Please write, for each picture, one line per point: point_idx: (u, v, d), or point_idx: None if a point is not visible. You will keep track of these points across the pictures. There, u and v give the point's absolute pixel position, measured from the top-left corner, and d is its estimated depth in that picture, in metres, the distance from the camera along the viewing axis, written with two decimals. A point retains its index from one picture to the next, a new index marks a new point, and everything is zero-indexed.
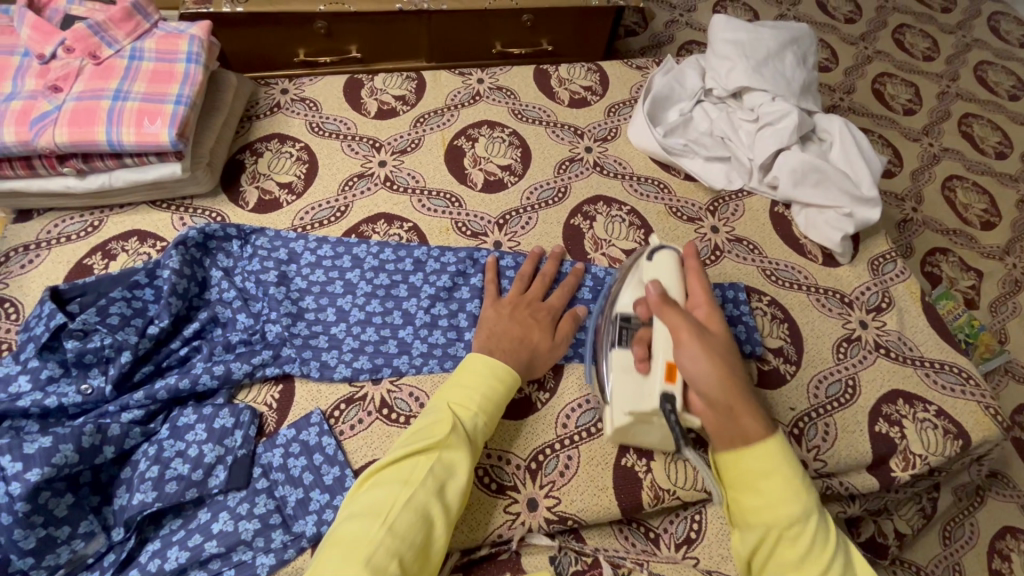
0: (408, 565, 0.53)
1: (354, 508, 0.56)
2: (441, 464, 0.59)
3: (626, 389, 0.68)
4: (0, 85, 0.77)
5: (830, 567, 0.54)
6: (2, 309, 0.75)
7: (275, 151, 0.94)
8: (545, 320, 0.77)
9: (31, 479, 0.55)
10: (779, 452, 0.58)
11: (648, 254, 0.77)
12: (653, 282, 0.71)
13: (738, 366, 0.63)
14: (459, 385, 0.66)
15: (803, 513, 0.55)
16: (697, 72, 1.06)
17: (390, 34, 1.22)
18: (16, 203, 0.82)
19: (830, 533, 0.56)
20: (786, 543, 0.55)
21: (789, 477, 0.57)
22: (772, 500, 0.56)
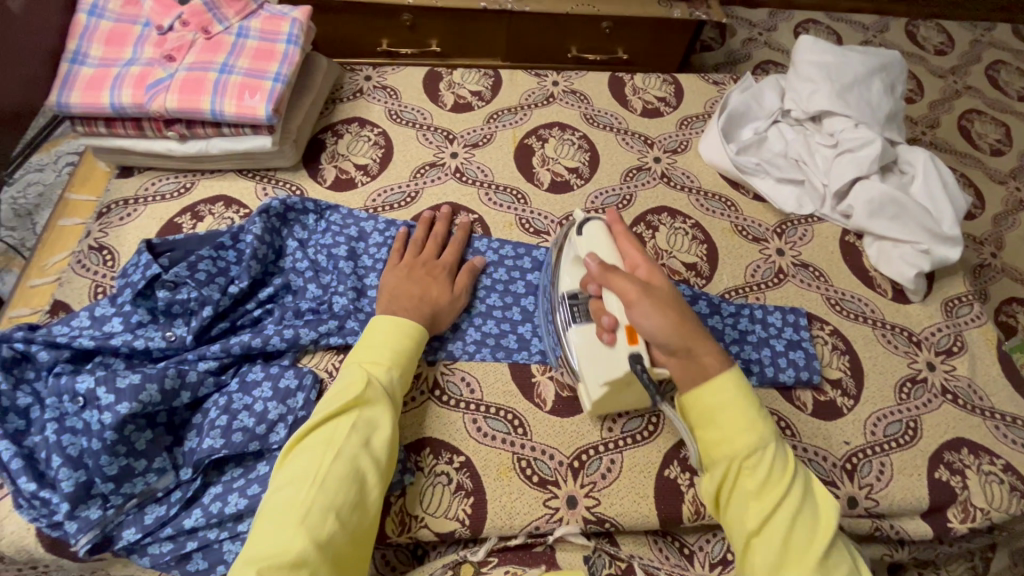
0: (344, 519, 0.56)
1: (284, 476, 0.57)
2: (363, 420, 0.61)
3: (595, 362, 0.68)
4: (122, 50, 0.84)
5: (788, 490, 0.57)
6: (101, 257, 0.82)
7: (355, 134, 0.98)
8: (442, 276, 0.79)
9: (121, 411, 0.60)
10: (735, 384, 0.61)
11: (579, 229, 0.75)
12: (589, 255, 0.70)
13: (683, 308, 0.64)
14: (369, 346, 0.68)
15: (759, 440, 0.59)
16: (776, 92, 1.05)
17: (470, 31, 1.25)
18: (121, 160, 0.89)
19: (787, 456, 0.59)
20: (748, 471, 0.58)
21: (746, 405, 0.61)
22: (729, 432, 0.59)
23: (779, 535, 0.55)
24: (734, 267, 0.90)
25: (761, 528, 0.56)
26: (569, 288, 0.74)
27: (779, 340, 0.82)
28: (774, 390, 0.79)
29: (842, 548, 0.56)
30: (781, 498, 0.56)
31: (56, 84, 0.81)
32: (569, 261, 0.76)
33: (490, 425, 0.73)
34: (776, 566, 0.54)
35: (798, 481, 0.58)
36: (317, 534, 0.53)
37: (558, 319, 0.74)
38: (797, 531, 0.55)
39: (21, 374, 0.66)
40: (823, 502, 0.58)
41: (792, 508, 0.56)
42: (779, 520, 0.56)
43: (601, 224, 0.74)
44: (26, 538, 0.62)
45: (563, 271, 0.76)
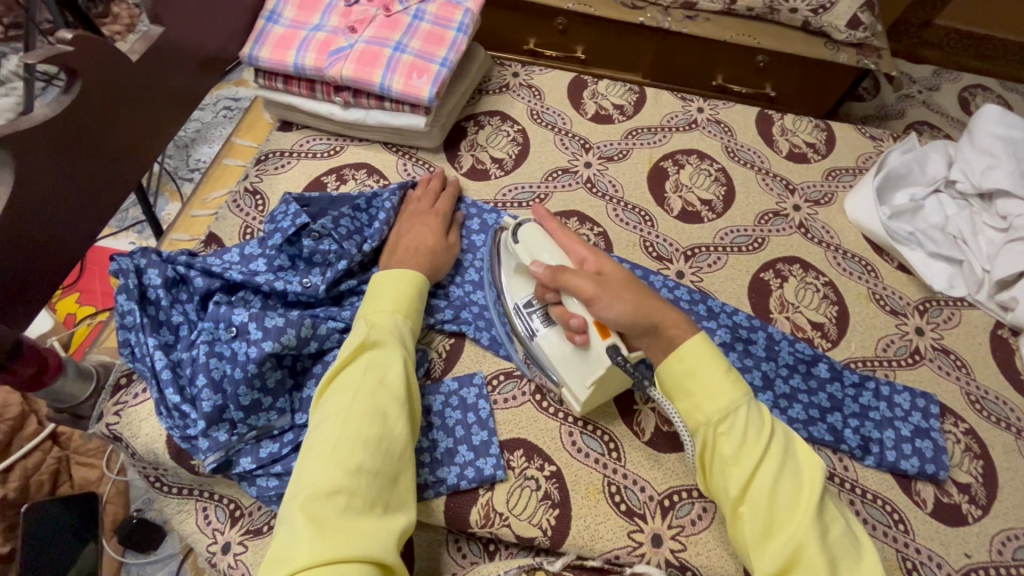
0: (372, 450, 0.55)
1: (315, 421, 0.58)
2: (374, 360, 0.62)
3: (577, 367, 0.68)
4: (312, 16, 0.90)
5: (767, 453, 0.55)
6: (254, 200, 0.88)
7: (495, 127, 1.00)
8: (437, 224, 0.81)
9: (265, 348, 0.64)
10: (704, 350, 0.60)
11: (514, 235, 0.73)
12: (534, 263, 0.68)
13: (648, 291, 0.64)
14: (372, 297, 0.69)
15: (730, 404, 0.57)
16: (943, 159, 0.97)
17: (619, 42, 1.24)
18: (285, 115, 0.95)
19: (764, 417, 0.58)
20: (722, 437, 0.57)
21: (719, 367, 0.59)
22: (702, 398, 0.58)
23: (764, 502, 0.54)
24: (865, 338, 0.84)
25: (746, 496, 0.55)
26: (521, 297, 0.75)
27: (906, 424, 0.76)
28: (891, 476, 0.73)
29: (833, 509, 0.55)
30: (761, 461, 0.55)
31: (252, 38, 0.88)
32: (511, 270, 0.76)
33: (585, 442, 0.72)
34: (765, 533, 0.53)
35: (779, 446, 0.56)
36: (346, 464, 0.54)
37: (521, 331, 0.74)
38: (783, 497, 0.54)
39: (177, 294, 0.72)
40: (808, 464, 0.56)
41: (771, 471, 0.55)
42: (761, 484, 0.54)
43: (534, 225, 0.73)
44: (158, 442, 0.68)
45: (510, 284, 0.76)
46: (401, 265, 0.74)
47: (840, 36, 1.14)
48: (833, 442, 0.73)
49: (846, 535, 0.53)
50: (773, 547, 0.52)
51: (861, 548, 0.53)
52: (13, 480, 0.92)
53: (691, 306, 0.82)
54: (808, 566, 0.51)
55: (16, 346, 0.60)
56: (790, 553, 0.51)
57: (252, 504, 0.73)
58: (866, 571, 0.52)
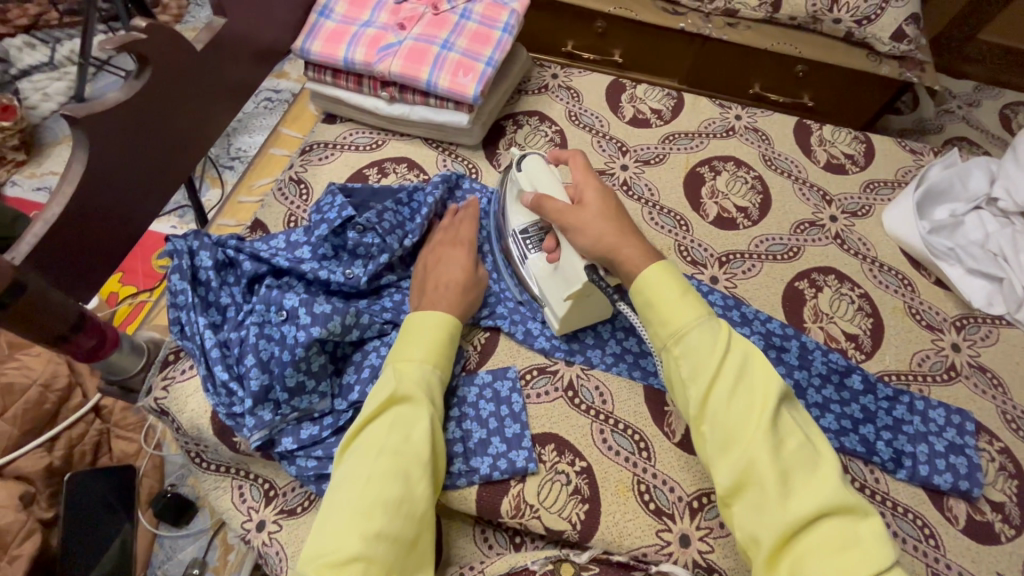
0: (392, 515, 0.54)
1: (337, 476, 0.57)
2: (400, 418, 0.60)
3: (557, 286, 0.73)
4: (363, 12, 0.93)
5: (722, 368, 0.55)
6: (298, 189, 0.90)
7: (533, 127, 1.01)
8: (465, 253, 0.78)
9: (313, 333, 0.67)
10: (662, 270, 0.61)
11: (518, 165, 0.77)
12: (531, 190, 0.73)
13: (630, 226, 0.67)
14: (403, 342, 0.67)
15: (688, 322, 0.58)
16: (985, 175, 0.96)
17: (657, 48, 1.25)
18: (330, 107, 0.97)
19: (723, 333, 0.58)
20: (680, 355, 0.58)
21: (680, 287, 0.60)
22: (664, 318, 0.59)
23: (720, 418, 0.54)
24: (900, 351, 0.83)
25: (704, 413, 0.55)
26: (519, 223, 0.79)
27: (940, 439, 0.75)
28: (923, 491, 0.73)
29: (792, 424, 0.55)
30: (716, 375, 0.55)
31: (304, 32, 0.91)
32: (512, 198, 0.80)
33: (616, 440, 0.73)
34: (721, 447, 0.54)
35: (736, 362, 0.56)
36: (365, 529, 0.53)
37: (514, 255, 0.80)
38: (739, 412, 0.54)
39: (226, 277, 0.75)
40: (767, 378, 0.56)
41: (726, 385, 0.55)
42: (717, 400, 0.55)
43: (539, 157, 0.77)
44: (202, 418, 0.71)
45: (511, 209, 0.80)
46: (433, 305, 0.71)
47: (883, 48, 1.13)
48: (865, 454, 0.73)
49: (805, 447, 0.53)
50: (729, 461, 0.53)
51: (821, 460, 0.53)
52: (58, 449, 0.96)
53: (724, 312, 0.83)
54: (762, 478, 0.51)
55: (80, 319, 0.64)
56: (744, 466, 0.52)
57: (286, 484, 0.74)
58: (823, 481, 0.51)
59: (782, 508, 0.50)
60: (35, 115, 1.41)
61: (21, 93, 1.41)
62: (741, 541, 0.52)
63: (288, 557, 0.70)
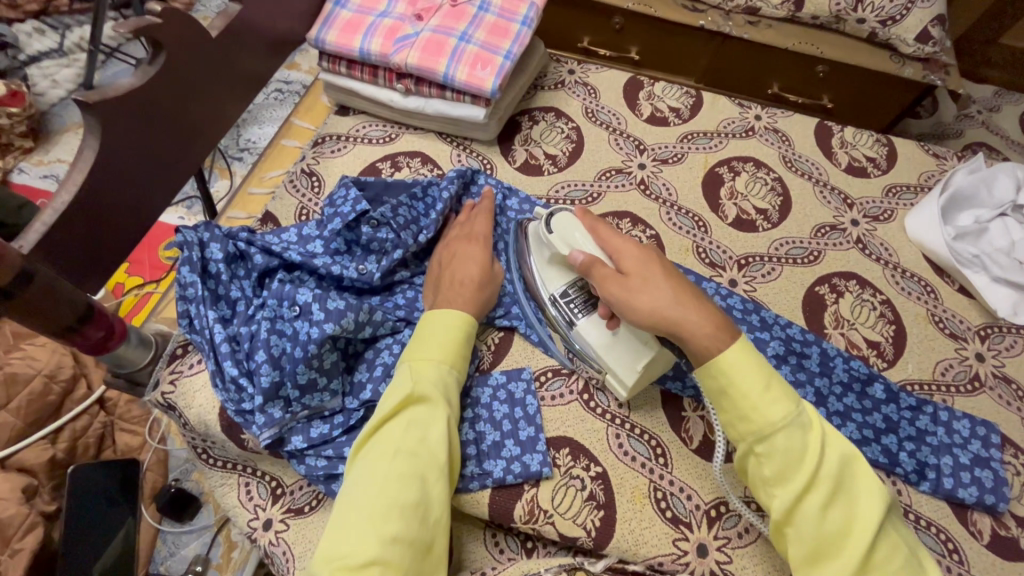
0: (409, 517, 0.53)
1: (351, 478, 0.56)
2: (416, 419, 0.59)
3: (623, 352, 0.68)
4: (380, 2, 0.91)
5: (815, 477, 0.53)
6: (310, 181, 0.88)
7: (550, 123, 0.99)
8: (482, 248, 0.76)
9: (326, 329, 0.65)
10: (749, 359, 0.56)
11: (547, 225, 0.71)
12: (575, 253, 0.66)
13: (694, 292, 0.61)
14: (419, 342, 0.65)
15: (779, 422, 0.54)
16: (1011, 181, 0.94)
17: (675, 46, 1.23)
18: (343, 99, 0.96)
19: (813, 429, 0.55)
20: (765, 455, 0.54)
21: (766, 376, 0.56)
22: (750, 413, 0.55)
23: (817, 528, 0.52)
24: (923, 360, 0.81)
25: (792, 519, 0.53)
26: (556, 287, 0.74)
27: (965, 451, 0.73)
28: (946, 504, 0.71)
29: (892, 530, 0.53)
30: (811, 482, 0.53)
31: (319, 22, 0.89)
32: (544, 261, 0.75)
33: (632, 445, 0.71)
34: (810, 558, 0.53)
35: (832, 464, 0.53)
36: (381, 532, 0.51)
37: (559, 321, 0.73)
38: (836, 520, 0.52)
39: (236, 270, 0.73)
40: (865, 481, 0.54)
41: (819, 498, 0.52)
42: (808, 512, 0.52)
43: (569, 214, 0.72)
44: (210, 414, 0.69)
45: (545, 274, 0.75)
46: (450, 304, 0.69)
47: (907, 50, 1.11)
48: (887, 464, 0.72)
49: (908, 556, 0.52)
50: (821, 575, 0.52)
51: (922, 567, 0.52)
52: (62, 441, 0.94)
53: (744, 316, 0.81)
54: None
55: (89, 310, 0.62)
56: None
57: (294, 484, 0.73)
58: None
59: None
60: (43, 102, 1.39)
61: (30, 79, 1.40)
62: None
63: (294, 558, 0.69)
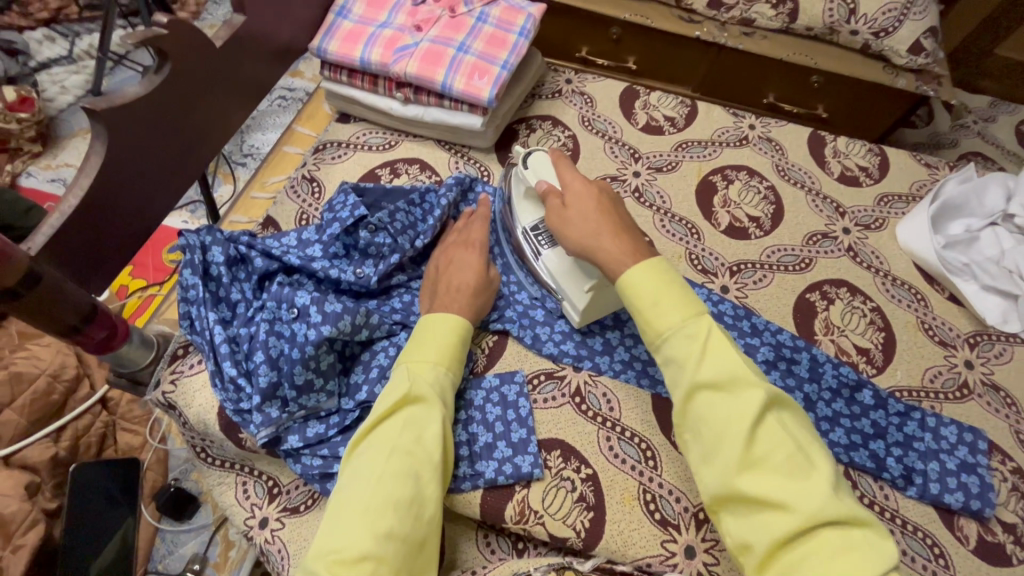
0: (403, 514, 0.54)
1: (347, 474, 0.57)
2: (411, 418, 0.60)
3: (575, 280, 0.74)
4: (380, 13, 0.94)
5: (698, 376, 0.55)
6: (311, 187, 0.90)
7: (546, 131, 1.01)
8: (477, 254, 0.77)
9: (323, 332, 0.67)
10: (646, 271, 0.60)
11: (524, 162, 0.77)
12: (540, 184, 0.72)
13: (627, 228, 0.65)
14: (416, 344, 0.67)
15: (667, 327, 0.57)
16: (1002, 191, 0.95)
17: (671, 56, 1.25)
18: (344, 107, 0.98)
19: (700, 334, 0.56)
20: (661, 360, 0.58)
21: (659, 289, 0.59)
22: (648, 320, 0.59)
23: (701, 426, 0.54)
24: (912, 367, 0.82)
25: (685, 421, 0.56)
26: (529, 220, 0.79)
27: (952, 457, 0.74)
28: (933, 509, 0.72)
29: (778, 427, 0.53)
30: (693, 384, 0.55)
31: (321, 32, 0.92)
32: (520, 195, 0.80)
33: (622, 448, 0.73)
34: (702, 457, 0.54)
35: (713, 365, 0.54)
36: (376, 527, 0.52)
37: (526, 251, 0.79)
38: (717, 419, 0.53)
39: (237, 273, 0.75)
40: (748, 381, 0.54)
41: (703, 398, 0.54)
42: (695, 411, 0.55)
43: (545, 154, 0.76)
44: (210, 414, 0.71)
45: (518, 206, 0.80)
46: (445, 308, 0.71)
47: (900, 61, 1.12)
48: (875, 469, 0.73)
49: (792, 452, 0.51)
50: (709, 472, 0.53)
51: (811, 464, 0.51)
52: (64, 440, 0.96)
53: (734, 322, 0.82)
54: (744, 486, 0.51)
55: (93, 311, 0.64)
56: (723, 479, 0.52)
57: (290, 483, 0.74)
58: (811, 487, 0.49)
59: (768, 515, 0.50)
60: (52, 107, 1.42)
61: (40, 86, 1.43)
62: (731, 544, 0.53)
63: (290, 557, 0.70)
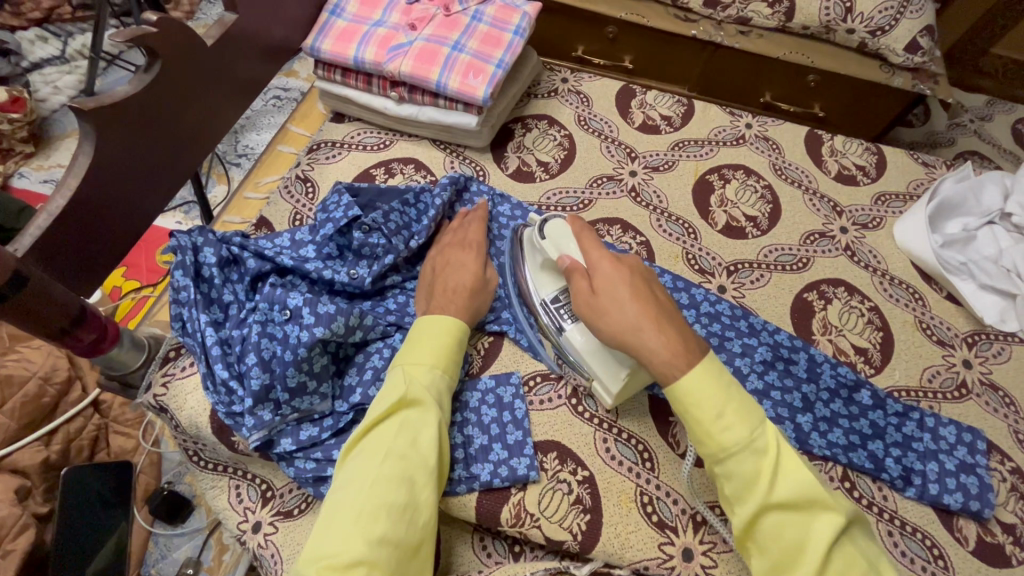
0: (396, 519, 0.53)
1: (340, 479, 0.56)
2: (406, 424, 0.59)
3: (607, 360, 0.68)
4: (374, 12, 0.93)
5: (767, 498, 0.53)
6: (304, 187, 0.89)
7: (542, 130, 1.00)
8: (473, 255, 0.77)
9: (316, 333, 0.66)
10: (707, 379, 0.56)
11: (540, 231, 0.72)
12: (562, 259, 0.67)
13: (667, 317, 0.59)
14: (412, 348, 0.66)
15: (733, 445, 0.54)
16: (999, 189, 0.95)
17: (668, 55, 1.24)
18: (339, 106, 0.97)
19: (770, 449, 0.54)
20: (723, 471, 0.55)
21: (723, 400, 0.55)
22: (709, 433, 0.55)
23: (770, 544, 0.53)
24: (910, 367, 0.82)
25: (750, 533, 0.55)
26: (548, 292, 0.74)
27: (950, 458, 0.74)
28: (932, 510, 0.71)
29: (849, 546, 0.52)
30: (764, 504, 0.53)
31: (315, 31, 0.91)
32: (537, 266, 0.75)
33: (619, 449, 0.72)
34: (771, 572, 0.54)
35: (784, 484, 0.53)
36: (368, 533, 0.52)
37: (546, 325, 0.73)
38: (790, 540, 0.52)
39: (229, 274, 0.74)
40: (821, 500, 0.52)
41: (773, 516, 0.53)
42: (764, 528, 0.53)
43: (563, 222, 0.71)
44: (202, 417, 0.70)
45: (537, 279, 0.75)
46: (441, 310, 0.70)
47: (896, 60, 1.12)
48: (873, 470, 0.72)
49: (864, 573, 0.51)
50: None
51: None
52: (56, 443, 0.95)
53: (732, 322, 0.81)
54: None
55: (82, 313, 0.63)
56: None
57: (284, 486, 0.73)
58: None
59: None
60: (44, 108, 1.41)
61: (32, 86, 1.42)
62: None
63: (283, 560, 0.69)
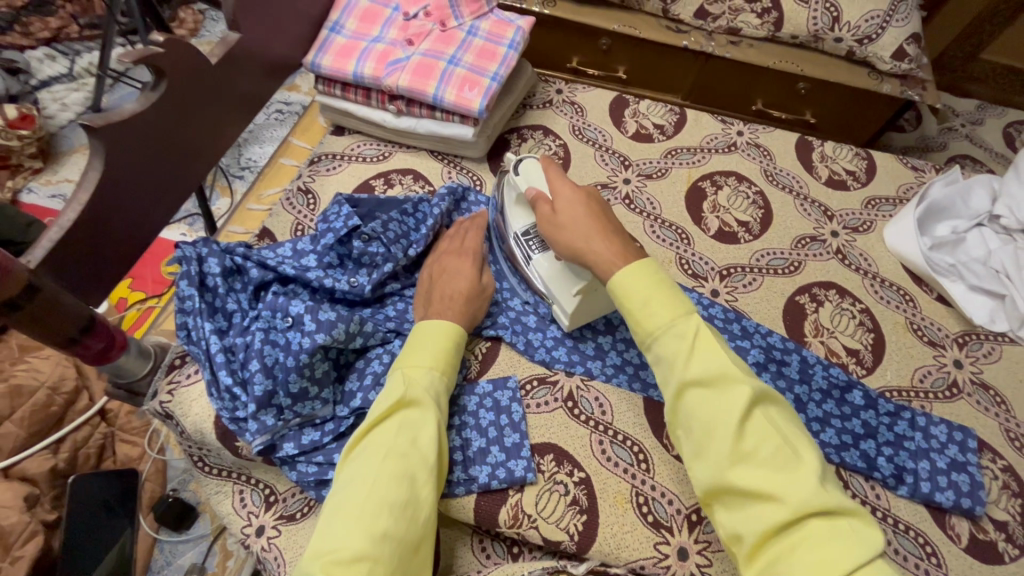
0: (397, 516, 0.55)
1: (342, 477, 0.58)
2: (406, 422, 0.61)
3: (565, 283, 0.75)
4: (372, 28, 0.96)
5: (684, 376, 0.55)
6: (306, 198, 0.92)
7: (538, 140, 1.03)
8: (469, 263, 0.79)
9: (318, 339, 0.68)
10: (640, 273, 0.61)
11: (515, 169, 0.78)
12: (529, 190, 0.74)
13: (614, 230, 0.67)
14: (411, 349, 0.68)
15: (656, 328, 0.58)
16: (986, 192, 0.97)
17: (661, 65, 1.27)
18: (339, 119, 0.99)
19: (690, 332, 0.57)
20: (653, 358, 0.59)
21: (650, 289, 0.59)
22: (641, 320, 0.59)
23: (691, 423, 0.55)
24: (902, 367, 0.83)
25: (676, 419, 0.57)
26: (520, 226, 0.81)
27: (942, 456, 0.75)
28: (924, 508, 0.72)
29: (766, 422, 0.53)
30: (683, 381, 0.55)
31: (315, 47, 0.94)
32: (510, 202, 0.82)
33: (615, 451, 0.73)
34: (693, 453, 0.54)
35: (701, 362, 0.55)
36: (371, 529, 0.53)
37: (518, 257, 0.81)
38: (705, 415, 0.54)
39: (232, 283, 0.76)
40: (735, 377, 0.54)
41: (690, 395, 0.55)
42: (684, 408, 0.55)
43: (534, 160, 0.78)
44: (206, 423, 0.72)
45: (510, 212, 0.82)
46: (438, 316, 0.72)
47: (884, 67, 1.14)
48: (865, 469, 0.73)
49: (780, 446, 0.51)
50: (700, 466, 0.53)
51: (799, 457, 0.51)
52: (63, 452, 0.97)
53: (725, 325, 0.83)
54: (736, 481, 0.51)
55: (90, 321, 0.65)
56: (714, 475, 0.52)
57: (287, 491, 0.75)
58: (799, 479, 0.49)
59: (761, 508, 0.50)
60: (52, 124, 1.45)
61: (41, 103, 1.46)
62: (724, 537, 0.53)
63: (286, 563, 0.70)
